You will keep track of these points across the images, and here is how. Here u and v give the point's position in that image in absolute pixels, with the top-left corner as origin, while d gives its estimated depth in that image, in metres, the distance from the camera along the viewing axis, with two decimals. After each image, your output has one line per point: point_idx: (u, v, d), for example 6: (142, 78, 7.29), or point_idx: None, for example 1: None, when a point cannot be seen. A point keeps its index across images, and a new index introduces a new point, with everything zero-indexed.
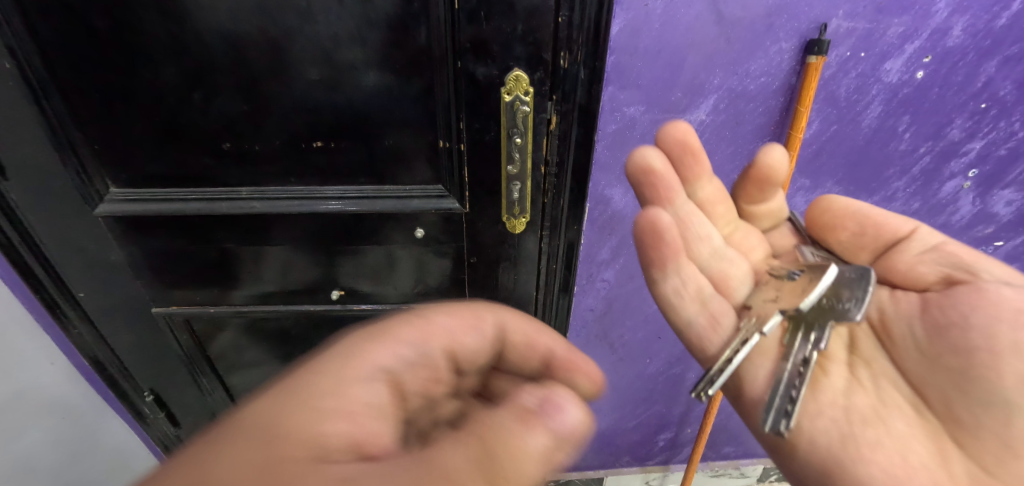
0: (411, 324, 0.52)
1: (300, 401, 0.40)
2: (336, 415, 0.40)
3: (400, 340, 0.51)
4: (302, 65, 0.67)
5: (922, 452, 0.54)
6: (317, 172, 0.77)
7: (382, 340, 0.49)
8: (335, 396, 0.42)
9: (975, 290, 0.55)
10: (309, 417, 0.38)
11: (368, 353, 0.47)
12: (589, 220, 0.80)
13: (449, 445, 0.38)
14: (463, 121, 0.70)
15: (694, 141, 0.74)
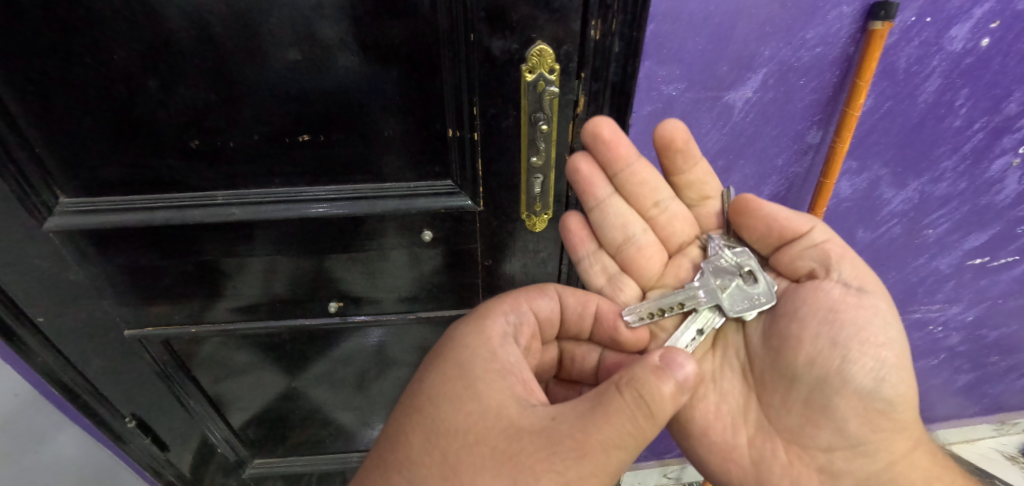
0: (506, 303, 0.65)
1: (487, 388, 0.56)
2: (509, 390, 0.56)
3: (504, 313, 0.64)
4: (283, 42, 0.56)
5: (733, 404, 0.64)
6: (305, 170, 0.67)
7: (500, 317, 0.63)
8: (497, 376, 0.57)
9: (816, 288, 0.59)
10: (502, 394, 0.55)
11: (494, 334, 0.61)
12: None
13: (603, 393, 0.52)
14: (477, 106, 0.60)
15: (738, 123, 0.65)
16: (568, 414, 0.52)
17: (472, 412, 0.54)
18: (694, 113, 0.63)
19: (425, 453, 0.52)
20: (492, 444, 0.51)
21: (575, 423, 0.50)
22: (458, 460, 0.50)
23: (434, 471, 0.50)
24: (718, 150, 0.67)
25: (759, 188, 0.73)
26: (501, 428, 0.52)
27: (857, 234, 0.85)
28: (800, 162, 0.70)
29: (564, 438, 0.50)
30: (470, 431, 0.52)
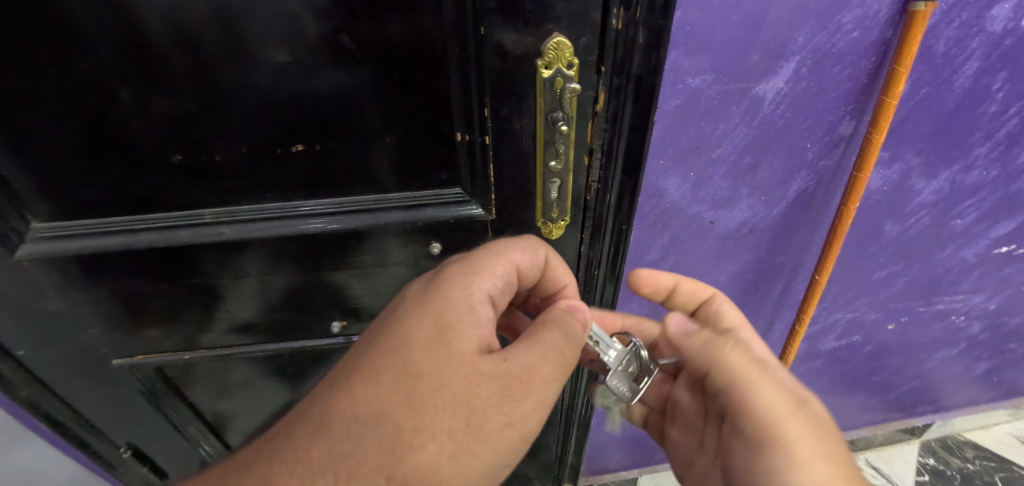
0: (495, 262, 0.58)
1: (453, 337, 0.52)
2: (472, 340, 0.53)
3: (496, 277, 0.57)
4: (271, 43, 0.51)
5: None
6: (302, 182, 0.61)
7: (489, 276, 0.57)
8: (465, 326, 0.53)
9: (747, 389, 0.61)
10: (467, 345, 0.52)
11: (478, 291, 0.56)
12: (638, 215, 0.68)
13: (530, 332, 0.56)
14: (488, 107, 0.55)
15: (767, 115, 0.60)
16: (518, 352, 0.53)
17: (438, 362, 0.51)
18: (721, 106, 0.58)
19: (386, 401, 0.50)
20: (453, 392, 0.50)
21: (522, 362, 0.53)
22: (420, 409, 0.50)
23: (396, 420, 0.49)
24: (746, 145, 0.62)
25: (787, 184, 0.68)
26: (463, 378, 0.51)
27: (885, 227, 0.81)
28: (830, 154, 0.66)
29: (516, 384, 0.52)
30: (436, 383, 0.51)
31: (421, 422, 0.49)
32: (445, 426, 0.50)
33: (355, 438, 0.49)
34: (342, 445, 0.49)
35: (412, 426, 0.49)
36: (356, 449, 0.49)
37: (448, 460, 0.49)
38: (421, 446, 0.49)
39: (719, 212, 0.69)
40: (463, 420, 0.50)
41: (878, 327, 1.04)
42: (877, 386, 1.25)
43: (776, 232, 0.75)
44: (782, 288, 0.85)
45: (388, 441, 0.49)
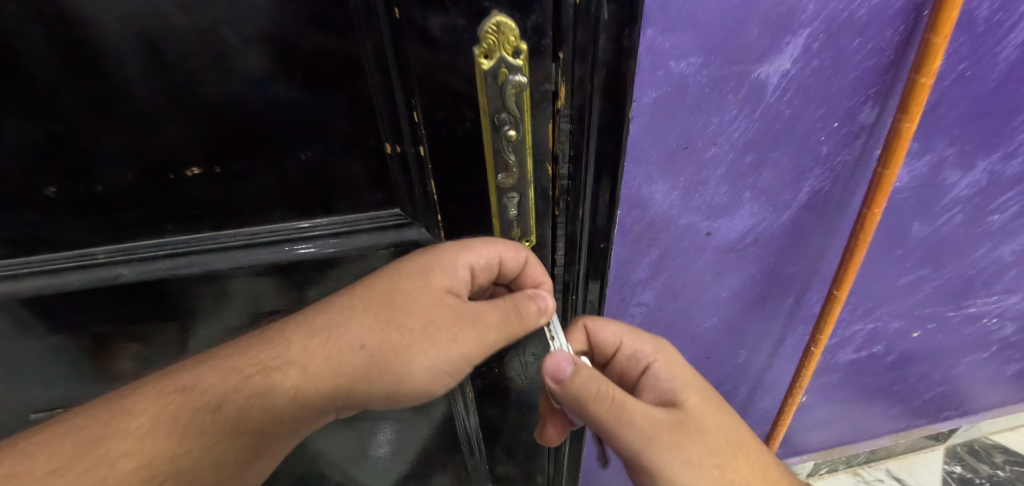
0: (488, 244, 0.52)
1: (439, 272, 0.51)
2: (453, 282, 0.52)
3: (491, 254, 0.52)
4: (136, 44, 0.40)
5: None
6: (208, 210, 0.51)
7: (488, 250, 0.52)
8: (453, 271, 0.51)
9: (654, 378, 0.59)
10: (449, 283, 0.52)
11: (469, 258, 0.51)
12: (620, 231, 0.56)
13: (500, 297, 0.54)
14: (419, 112, 0.43)
15: (771, 105, 0.49)
16: (483, 313, 0.54)
17: (421, 289, 0.52)
18: (715, 96, 0.46)
19: (372, 303, 0.53)
20: (423, 315, 0.52)
21: (484, 324, 0.53)
22: (395, 318, 0.53)
23: (377, 319, 0.53)
24: (747, 142, 0.51)
25: (797, 186, 0.57)
26: (433, 308, 0.53)
27: (911, 229, 0.70)
28: (847, 149, 0.55)
29: (471, 338, 0.54)
30: (413, 305, 0.52)
31: (392, 328, 0.53)
32: (406, 339, 0.53)
33: (338, 325, 0.53)
34: (332, 324, 0.53)
35: (381, 328, 0.53)
36: (341, 333, 0.53)
37: (399, 362, 0.53)
38: (382, 346, 0.53)
39: (717, 222, 0.58)
40: (422, 340, 0.53)
41: (901, 336, 0.93)
42: (899, 394, 1.15)
43: (784, 241, 0.64)
44: (793, 302, 0.74)
45: (365, 332, 0.53)
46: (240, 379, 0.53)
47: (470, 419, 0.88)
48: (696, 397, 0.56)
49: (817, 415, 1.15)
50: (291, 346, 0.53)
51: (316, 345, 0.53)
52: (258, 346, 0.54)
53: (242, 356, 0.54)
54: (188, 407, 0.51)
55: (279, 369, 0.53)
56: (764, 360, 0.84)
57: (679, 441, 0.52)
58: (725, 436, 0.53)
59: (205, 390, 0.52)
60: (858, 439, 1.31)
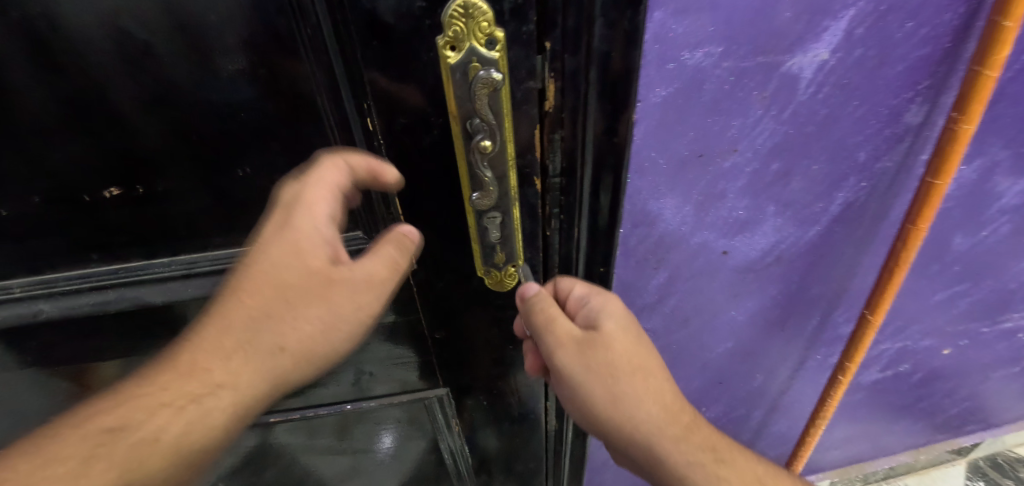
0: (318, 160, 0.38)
1: (297, 220, 0.40)
2: (323, 222, 0.40)
3: (334, 168, 0.37)
4: (15, 38, 0.32)
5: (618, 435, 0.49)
6: (135, 236, 0.42)
7: (329, 169, 0.37)
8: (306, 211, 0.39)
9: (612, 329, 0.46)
10: (317, 226, 0.40)
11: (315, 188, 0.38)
12: (622, 251, 0.48)
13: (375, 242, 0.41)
14: (374, 119, 0.35)
15: (803, 103, 0.41)
16: (371, 252, 0.41)
17: (284, 248, 0.40)
18: (737, 93, 0.38)
19: (243, 280, 0.41)
20: (304, 277, 0.40)
21: (379, 257, 0.40)
22: (280, 288, 0.41)
23: (258, 295, 0.41)
24: (773, 148, 0.43)
25: (829, 198, 0.49)
26: (312, 264, 0.40)
27: (952, 242, 0.62)
28: (888, 154, 0.47)
29: (371, 283, 0.41)
30: (281, 268, 0.40)
31: (282, 301, 0.41)
32: (306, 308, 0.41)
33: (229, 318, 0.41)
34: (213, 323, 0.41)
35: (276, 307, 0.41)
36: (230, 329, 0.41)
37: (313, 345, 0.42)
38: (293, 327, 0.41)
39: (736, 239, 0.50)
40: (319, 305, 0.41)
41: (930, 354, 0.85)
42: (922, 411, 1.07)
43: (812, 259, 0.56)
44: (817, 323, 0.66)
45: (252, 314, 0.41)
46: (172, 410, 0.40)
47: (457, 442, 0.73)
48: (618, 322, 0.46)
49: (835, 435, 1.07)
50: (199, 368, 0.41)
51: (229, 354, 0.41)
52: (161, 373, 0.41)
53: (172, 379, 0.41)
54: (129, 444, 0.39)
55: (217, 392, 0.41)
56: (782, 384, 0.77)
57: (582, 353, 0.46)
58: (633, 361, 0.46)
59: (144, 423, 0.39)
60: (877, 456, 1.23)
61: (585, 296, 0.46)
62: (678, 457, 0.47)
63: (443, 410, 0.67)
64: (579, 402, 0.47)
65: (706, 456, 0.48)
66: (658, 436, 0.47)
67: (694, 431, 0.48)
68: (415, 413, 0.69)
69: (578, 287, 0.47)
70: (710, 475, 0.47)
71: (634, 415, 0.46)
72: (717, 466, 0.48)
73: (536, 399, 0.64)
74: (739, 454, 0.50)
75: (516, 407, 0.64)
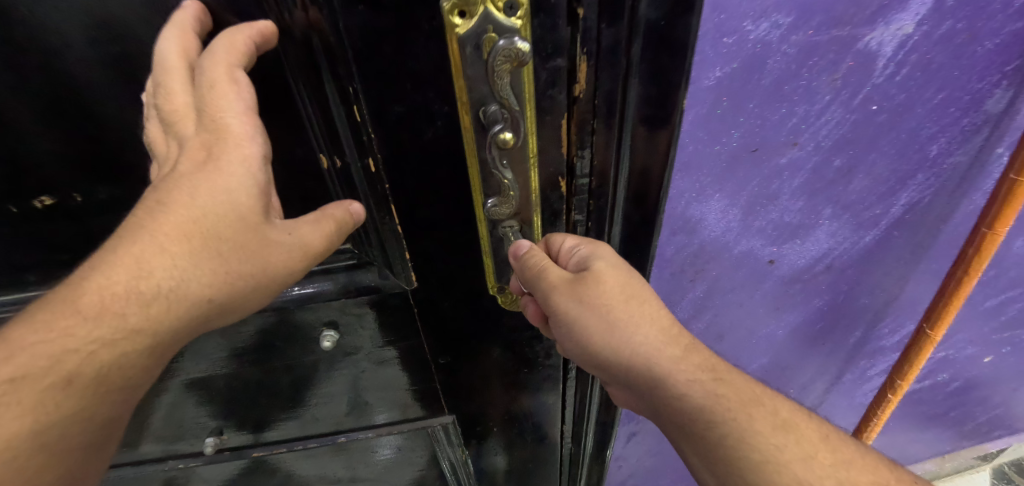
0: (218, 44, 0.25)
1: (217, 144, 0.28)
2: (251, 142, 0.29)
3: (245, 58, 0.26)
4: None
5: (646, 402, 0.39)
6: (79, 255, 0.36)
7: (240, 76, 0.26)
8: (229, 130, 0.28)
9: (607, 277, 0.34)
10: (245, 151, 0.28)
11: (230, 92, 0.27)
12: (658, 262, 0.42)
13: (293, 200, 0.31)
14: (363, 109, 0.27)
15: (877, 88, 0.34)
16: (315, 218, 0.32)
17: (205, 177, 0.28)
18: (805, 74, 0.31)
19: (152, 211, 0.29)
20: (233, 215, 0.29)
21: (314, 225, 0.32)
22: (204, 227, 0.29)
23: (176, 230, 0.29)
24: (838, 141, 0.36)
25: (889, 199, 0.43)
26: (243, 199, 0.29)
27: (1013, 245, 0.55)
28: (962, 147, 0.40)
29: (309, 242, 0.32)
30: (205, 199, 0.28)
31: (207, 243, 0.29)
32: (238, 253, 0.30)
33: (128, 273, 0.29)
34: (115, 263, 0.29)
35: (201, 248, 0.29)
36: (140, 275, 0.29)
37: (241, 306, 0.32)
38: (222, 275, 0.30)
39: (784, 246, 0.43)
40: (253, 254, 0.30)
41: (970, 362, 0.79)
42: (954, 419, 1.00)
43: (863, 267, 0.49)
44: (860, 336, 0.60)
45: (173, 257, 0.29)
46: (83, 357, 0.29)
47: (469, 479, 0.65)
48: (612, 261, 0.35)
49: None
50: (110, 313, 0.29)
51: (147, 303, 0.29)
52: (54, 312, 0.28)
53: (80, 318, 0.28)
54: (36, 390, 0.28)
55: (135, 340, 0.30)
56: (817, 400, 0.70)
57: (572, 291, 0.34)
58: (628, 290, 0.35)
59: (50, 371, 0.28)
60: (901, 464, 1.18)
61: (575, 245, 0.35)
62: (678, 378, 0.34)
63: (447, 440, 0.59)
64: (572, 338, 0.37)
65: (707, 375, 0.35)
66: (656, 357, 0.35)
67: (697, 353, 0.36)
68: (418, 444, 0.62)
69: (570, 240, 0.35)
70: (713, 396, 0.34)
71: (628, 340, 0.35)
72: (718, 384, 0.34)
73: (552, 423, 0.57)
74: (782, 400, 0.35)
75: (529, 432, 0.58)
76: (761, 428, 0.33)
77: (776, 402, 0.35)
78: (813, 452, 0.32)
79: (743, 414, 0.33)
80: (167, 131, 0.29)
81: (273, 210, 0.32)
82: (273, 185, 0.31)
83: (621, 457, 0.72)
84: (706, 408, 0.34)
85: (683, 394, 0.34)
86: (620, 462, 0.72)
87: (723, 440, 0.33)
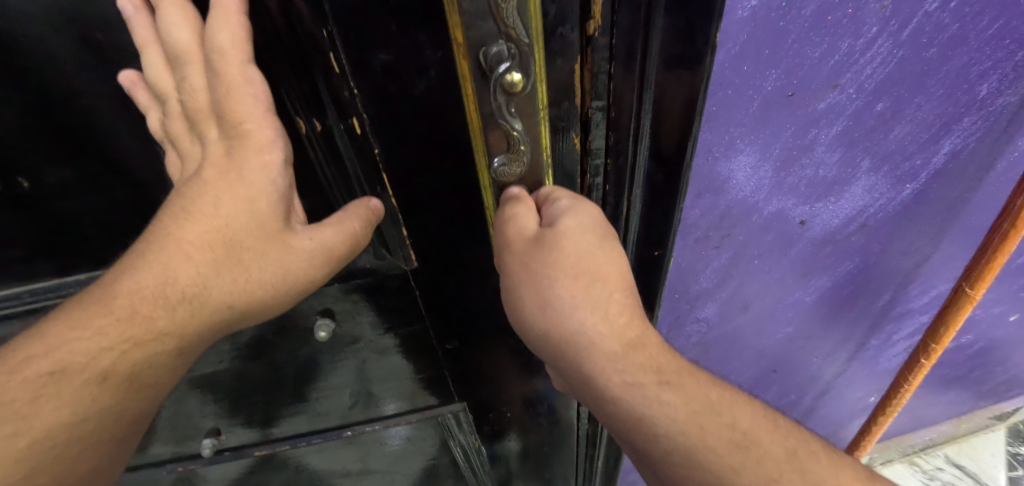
0: (221, 33, 0.23)
1: (238, 149, 0.27)
2: (272, 148, 0.27)
3: (250, 48, 0.24)
4: None
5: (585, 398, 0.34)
6: (35, 249, 0.32)
7: (254, 74, 0.25)
8: (249, 136, 0.27)
9: (558, 245, 0.29)
10: (265, 157, 0.27)
11: (248, 94, 0.25)
12: (681, 229, 0.39)
13: (289, 191, 0.29)
14: (340, 58, 0.23)
15: (929, 17, 0.29)
16: (333, 219, 0.30)
17: (229, 185, 0.28)
18: (852, 1, 0.27)
19: (176, 219, 0.29)
20: (254, 224, 0.29)
21: (337, 228, 0.30)
22: (227, 236, 0.29)
23: (200, 239, 0.29)
24: (883, 81, 0.32)
25: (930, 149, 0.38)
26: (263, 207, 0.29)
27: None
28: (1014, 86, 0.34)
29: (330, 245, 0.30)
30: (228, 208, 0.28)
31: (230, 252, 0.29)
32: (260, 259, 0.30)
33: (152, 281, 0.28)
34: (142, 268, 0.28)
35: (224, 257, 0.29)
36: (167, 280, 0.29)
37: (261, 309, 0.32)
38: (244, 283, 0.30)
39: (818, 205, 0.40)
40: (275, 261, 0.30)
41: (995, 321, 0.76)
42: (973, 380, 0.98)
43: (898, 226, 0.45)
44: (888, 300, 0.56)
45: (197, 265, 0.29)
46: (118, 354, 0.28)
47: (485, 465, 0.63)
48: (587, 221, 0.29)
49: None
50: (140, 316, 0.28)
51: (173, 308, 0.29)
52: (88, 312, 0.28)
53: (115, 318, 0.28)
54: (75, 386, 0.27)
55: (166, 340, 0.29)
56: (840, 368, 0.68)
57: (526, 251, 0.30)
58: (583, 266, 0.30)
59: (89, 366, 0.28)
60: (916, 426, 1.16)
61: (560, 197, 0.30)
62: (613, 377, 0.30)
63: (460, 428, 0.56)
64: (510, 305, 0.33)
65: (652, 378, 0.30)
66: (593, 354, 0.30)
67: (642, 351, 0.31)
68: (429, 436, 0.59)
69: (560, 192, 0.30)
70: (654, 404, 0.30)
71: (564, 321, 0.31)
72: (663, 390, 0.30)
73: (567, 405, 0.55)
74: (746, 409, 0.31)
75: (544, 416, 0.55)
76: (714, 445, 0.29)
77: (734, 411, 0.30)
78: (776, 474, 0.28)
79: (693, 428, 0.29)
80: (192, 129, 0.28)
81: (295, 214, 0.31)
82: (295, 189, 0.31)
83: None
84: (645, 418, 0.30)
85: (616, 397, 0.30)
86: None
87: (667, 455, 0.30)
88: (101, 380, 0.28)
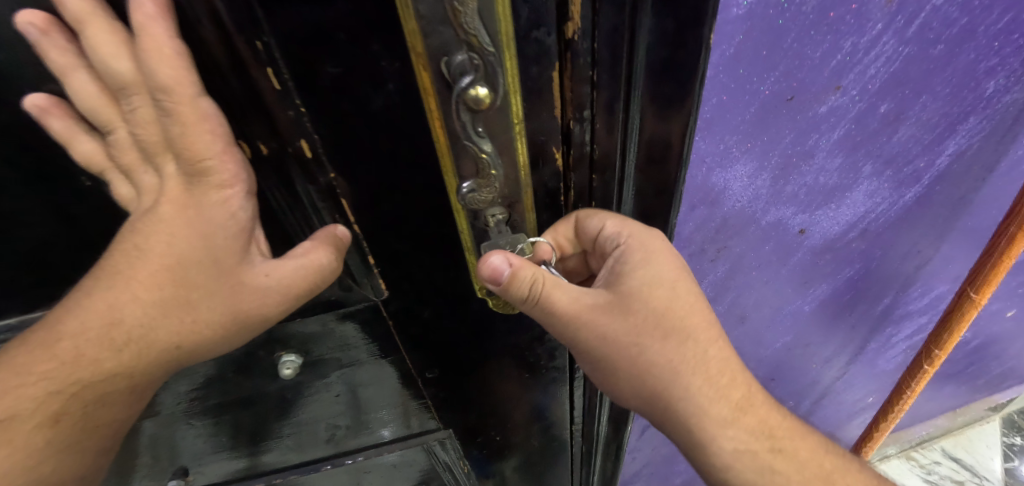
0: (161, 70, 0.20)
1: (197, 186, 0.25)
2: (235, 182, 0.24)
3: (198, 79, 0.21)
4: None
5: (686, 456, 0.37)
6: None
7: (208, 107, 0.22)
8: (209, 173, 0.24)
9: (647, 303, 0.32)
10: (226, 193, 0.25)
11: (204, 130, 0.22)
12: (675, 244, 0.36)
13: (250, 225, 0.27)
14: (281, 72, 0.20)
15: (937, 11, 0.27)
16: (295, 251, 0.27)
17: (187, 221, 0.26)
18: None
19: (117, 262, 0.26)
20: (209, 261, 0.27)
21: (300, 261, 0.27)
22: (180, 274, 0.27)
23: (150, 278, 0.26)
24: (888, 81, 0.29)
25: (933, 150, 0.36)
26: (220, 243, 0.26)
27: None
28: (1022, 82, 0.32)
29: (289, 282, 0.28)
30: (184, 245, 0.26)
31: (181, 291, 0.27)
32: (210, 298, 0.28)
33: (95, 328, 0.27)
34: (86, 309, 0.26)
35: (172, 297, 0.27)
36: (113, 321, 0.27)
37: (213, 348, 0.30)
38: (192, 324, 0.28)
39: (818, 213, 0.37)
40: (226, 298, 0.28)
41: (991, 318, 0.75)
42: (968, 375, 0.97)
43: (899, 229, 0.43)
44: (887, 304, 0.54)
45: (144, 305, 0.27)
46: (68, 396, 0.28)
47: None
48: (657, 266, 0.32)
49: None
50: (86, 360, 0.27)
51: (119, 350, 0.27)
52: (31, 358, 0.26)
53: (59, 363, 0.27)
54: (27, 430, 0.28)
55: (118, 380, 0.28)
56: (838, 373, 0.66)
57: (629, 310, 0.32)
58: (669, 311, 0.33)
59: (38, 410, 0.28)
60: (912, 422, 1.15)
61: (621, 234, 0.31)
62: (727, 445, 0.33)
63: (447, 453, 0.53)
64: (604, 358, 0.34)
65: (765, 444, 0.34)
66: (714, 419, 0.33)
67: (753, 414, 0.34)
68: (416, 464, 0.55)
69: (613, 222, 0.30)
70: (766, 470, 0.33)
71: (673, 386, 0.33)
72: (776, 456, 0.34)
73: (559, 425, 0.52)
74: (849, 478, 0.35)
75: (535, 437, 0.53)
76: None
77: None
78: None
79: None
80: (147, 160, 0.25)
81: (257, 245, 0.28)
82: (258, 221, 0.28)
83: (634, 448, 0.67)
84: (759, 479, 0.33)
85: (731, 464, 0.33)
86: (634, 453, 0.68)
87: None
88: (54, 422, 0.28)
